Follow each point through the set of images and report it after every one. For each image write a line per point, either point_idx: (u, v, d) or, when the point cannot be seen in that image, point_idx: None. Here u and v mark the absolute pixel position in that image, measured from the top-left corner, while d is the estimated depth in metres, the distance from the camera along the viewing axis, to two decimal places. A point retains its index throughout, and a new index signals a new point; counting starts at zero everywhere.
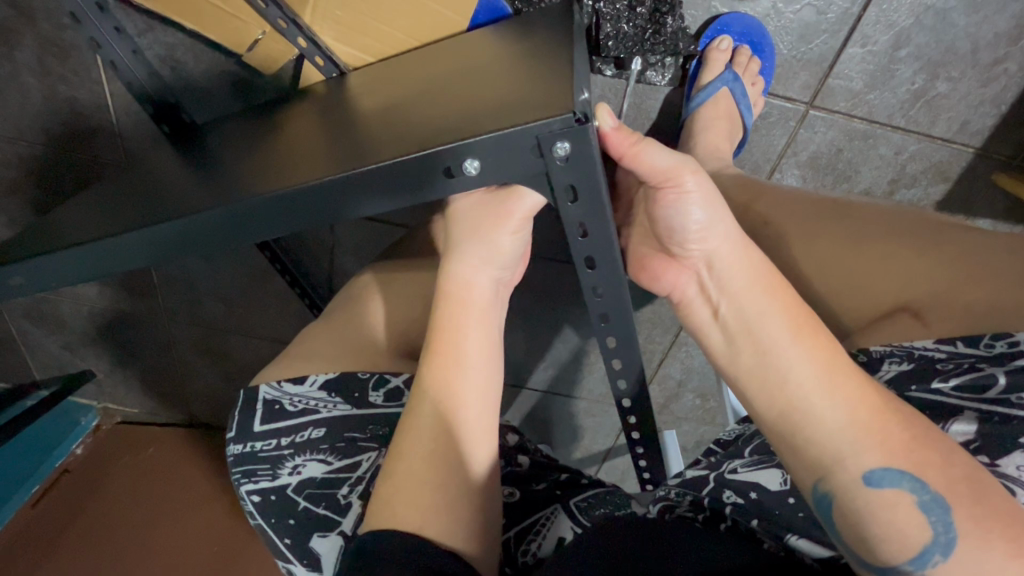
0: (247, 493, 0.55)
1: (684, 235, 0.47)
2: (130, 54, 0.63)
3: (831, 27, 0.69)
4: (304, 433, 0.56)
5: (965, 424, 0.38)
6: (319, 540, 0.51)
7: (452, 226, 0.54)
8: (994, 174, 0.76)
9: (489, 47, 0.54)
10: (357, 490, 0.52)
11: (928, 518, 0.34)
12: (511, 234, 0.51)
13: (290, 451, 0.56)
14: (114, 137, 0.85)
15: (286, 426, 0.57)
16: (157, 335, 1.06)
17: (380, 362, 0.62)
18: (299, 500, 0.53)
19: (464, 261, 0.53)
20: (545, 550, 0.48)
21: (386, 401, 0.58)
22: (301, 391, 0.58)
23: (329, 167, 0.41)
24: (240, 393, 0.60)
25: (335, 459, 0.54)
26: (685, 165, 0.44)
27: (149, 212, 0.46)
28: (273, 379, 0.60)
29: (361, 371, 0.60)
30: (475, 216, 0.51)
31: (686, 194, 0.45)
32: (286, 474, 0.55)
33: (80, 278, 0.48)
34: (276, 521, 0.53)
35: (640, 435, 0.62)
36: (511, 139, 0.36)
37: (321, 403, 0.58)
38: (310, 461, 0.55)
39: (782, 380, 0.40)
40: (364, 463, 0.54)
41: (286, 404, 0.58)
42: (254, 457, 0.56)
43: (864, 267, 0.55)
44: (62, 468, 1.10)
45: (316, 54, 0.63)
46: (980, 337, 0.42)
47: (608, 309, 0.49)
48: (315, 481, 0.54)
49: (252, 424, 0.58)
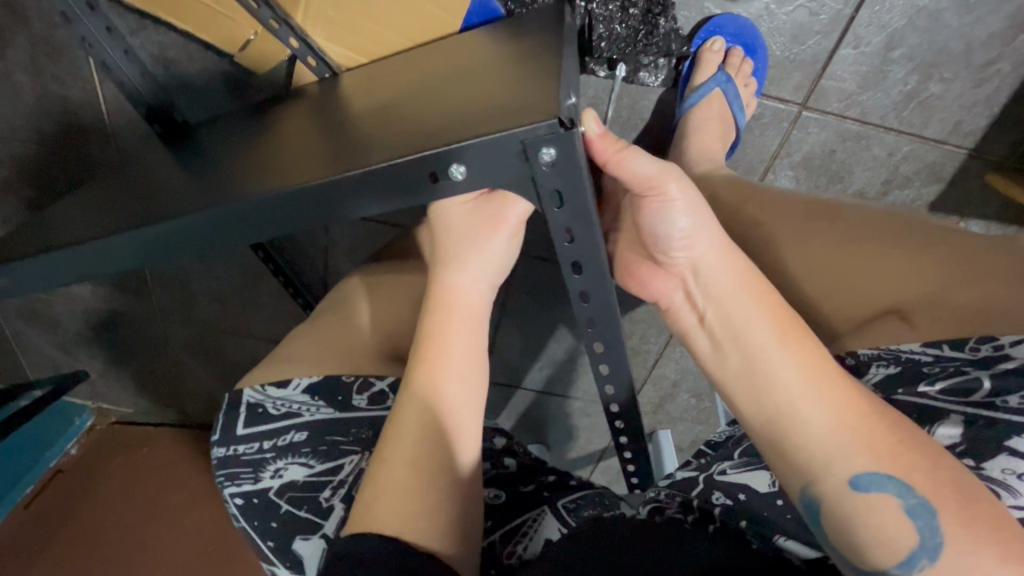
0: (230, 496, 0.55)
1: (669, 242, 0.47)
2: (122, 54, 0.63)
3: (824, 28, 0.69)
4: (286, 436, 0.56)
5: (950, 427, 0.38)
6: (302, 544, 0.51)
7: (440, 232, 0.53)
8: (987, 175, 0.76)
9: (479, 48, 0.54)
10: (339, 493, 0.52)
11: (915, 523, 0.34)
12: (502, 240, 0.51)
13: (273, 454, 0.56)
14: (108, 136, 0.85)
15: (268, 429, 0.57)
16: (152, 334, 1.06)
17: (363, 365, 0.62)
18: (281, 504, 0.53)
19: (453, 266, 0.53)
20: (531, 552, 0.48)
21: (369, 405, 0.58)
22: (284, 394, 0.59)
23: (316, 170, 0.41)
24: (225, 397, 0.60)
25: (316, 462, 0.54)
26: (668, 173, 0.44)
27: (137, 213, 0.46)
28: (257, 382, 0.61)
29: (344, 374, 0.60)
30: (464, 222, 0.50)
31: (671, 201, 0.45)
32: (268, 477, 0.55)
33: (70, 278, 0.48)
34: (259, 523, 0.53)
35: (629, 439, 0.62)
36: (497, 144, 0.36)
37: (303, 407, 0.58)
38: (292, 465, 0.55)
39: (769, 382, 0.41)
40: (346, 466, 0.54)
41: (269, 407, 0.58)
42: (237, 461, 0.56)
43: (855, 269, 0.55)
44: (57, 467, 1.11)
45: (308, 55, 0.63)
46: (966, 340, 0.42)
47: (596, 314, 0.49)
48: (297, 484, 0.54)
49: (234, 428, 0.58)
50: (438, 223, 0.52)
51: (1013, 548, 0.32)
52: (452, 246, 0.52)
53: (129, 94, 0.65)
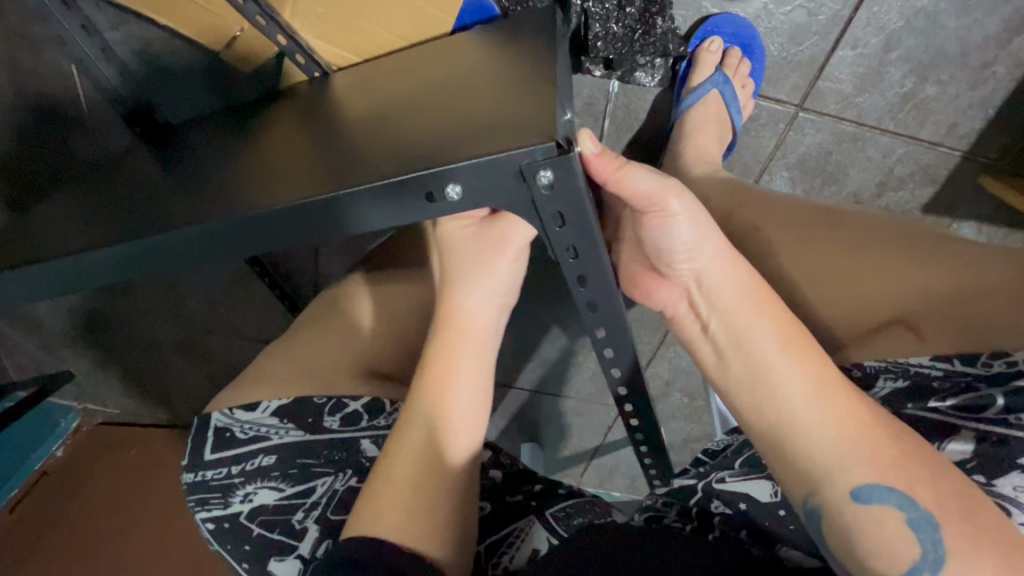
0: (202, 521, 0.54)
1: (672, 255, 0.46)
2: (99, 52, 0.60)
3: (823, 28, 0.68)
4: (254, 461, 0.55)
5: (961, 443, 0.38)
6: (276, 564, 0.50)
7: (446, 259, 0.52)
8: (981, 177, 0.76)
9: (474, 52, 0.53)
10: (312, 515, 0.52)
11: (917, 536, 0.34)
12: (509, 263, 0.51)
13: (241, 479, 0.54)
14: (89, 131, 0.82)
15: (236, 453, 0.55)
16: (138, 334, 1.03)
17: (333, 386, 0.60)
18: (253, 527, 0.52)
19: (460, 290, 0.52)
20: (518, 561, 0.48)
21: (341, 427, 0.56)
22: (254, 417, 0.56)
23: (311, 185, 0.40)
24: (194, 420, 0.57)
25: (286, 486, 0.53)
26: (670, 189, 0.43)
27: (121, 224, 0.44)
28: (225, 406, 0.58)
29: (317, 396, 0.58)
30: (472, 248, 0.50)
31: (671, 216, 0.44)
32: (238, 502, 0.54)
33: (51, 292, 0.46)
34: (232, 547, 0.52)
35: (644, 439, 0.63)
36: (494, 167, 0.36)
37: (272, 430, 0.56)
38: (262, 489, 0.54)
39: (771, 395, 0.40)
40: (319, 488, 0.53)
41: (238, 431, 0.56)
42: (205, 486, 0.55)
43: (859, 277, 0.55)
44: (43, 469, 1.09)
45: (296, 53, 0.60)
46: (977, 356, 0.41)
47: (604, 322, 0.49)
48: (267, 508, 0.53)
49: (203, 453, 0.55)
50: (444, 248, 0.52)
51: (1016, 563, 0.32)
52: (460, 272, 0.51)
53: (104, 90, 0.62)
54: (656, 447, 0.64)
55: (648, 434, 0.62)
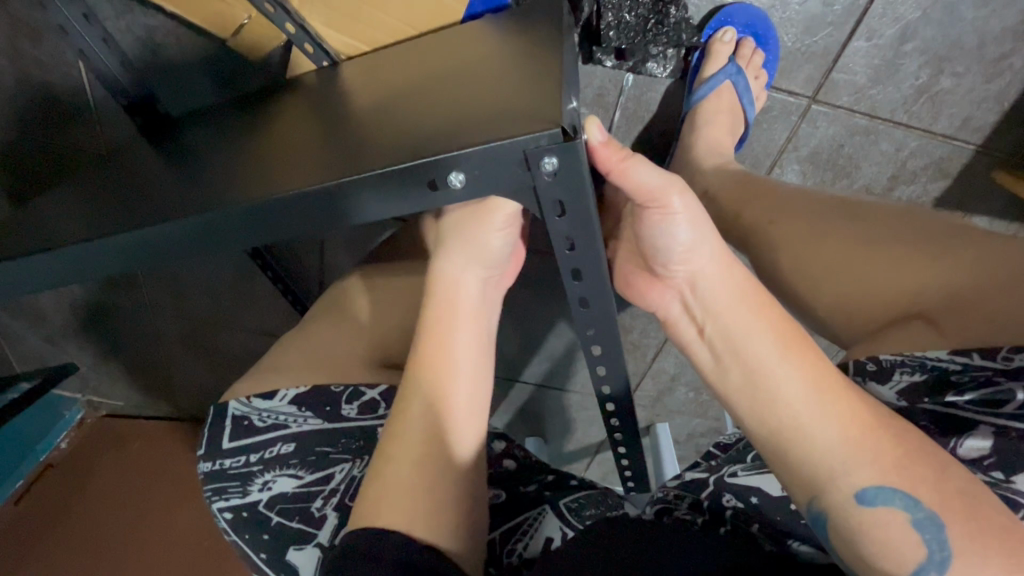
0: (219, 511, 0.53)
1: (668, 256, 0.46)
2: (99, 42, 0.59)
3: (838, 19, 0.68)
4: (273, 449, 0.54)
5: (980, 439, 0.37)
6: (296, 554, 0.49)
7: (441, 232, 0.52)
8: (994, 171, 0.75)
9: (487, 37, 0.53)
10: (331, 503, 0.51)
11: (922, 536, 0.33)
12: (499, 233, 0.49)
13: (259, 467, 0.54)
14: (95, 122, 0.82)
15: (253, 443, 0.55)
16: (144, 326, 1.03)
17: (349, 374, 0.60)
18: (271, 516, 0.51)
19: (451, 267, 0.51)
20: (532, 550, 0.47)
21: (359, 414, 0.56)
22: (271, 406, 0.57)
23: (317, 173, 0.39)
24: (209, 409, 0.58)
25: (305, 473, 0.53)
26: (672, 185, 0.42)
27: (131, 214, 0.43)
28: (243, 395, 0.58)
29: (333, 384, 0.58)
30: (463, 220, 0.50)
31: (672, 214, 0.43)
32: (256, 491, 0.53)
33: (64, 279, 0.45)
34: (250, 536, 0.51)
35: (627, 449, 0.64)
36: (498, 153, 0.35)
37: (290, 418, 0.56)
38: (280, 477, 0.53)
39: (772, 399, 0.40)
40: (337, 475, 0.52)
41: (255, 419, 0.56)
42: (223, 475, 0.54)
43: (874, 269, 0.54)
44: (48, 462, 1.07)
45: (305, 41, 0.60)
46: (997, 350, 0.40)
47: (594, 319, 0.49)
48: (287, 495, 0.52)
49: (221, 441, 0.56)
50: (444, 226, 0.52)
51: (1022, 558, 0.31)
52: (450, 245, 0.51)
53: (107, 82, 0.61)
54: (635, 455, 0.65)
55: (626, 433, 0.62)
